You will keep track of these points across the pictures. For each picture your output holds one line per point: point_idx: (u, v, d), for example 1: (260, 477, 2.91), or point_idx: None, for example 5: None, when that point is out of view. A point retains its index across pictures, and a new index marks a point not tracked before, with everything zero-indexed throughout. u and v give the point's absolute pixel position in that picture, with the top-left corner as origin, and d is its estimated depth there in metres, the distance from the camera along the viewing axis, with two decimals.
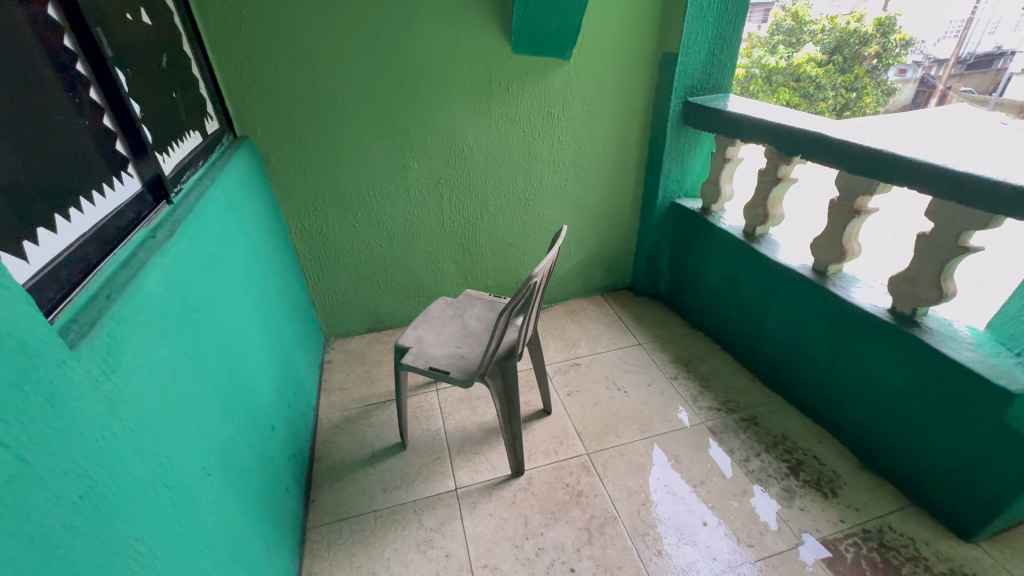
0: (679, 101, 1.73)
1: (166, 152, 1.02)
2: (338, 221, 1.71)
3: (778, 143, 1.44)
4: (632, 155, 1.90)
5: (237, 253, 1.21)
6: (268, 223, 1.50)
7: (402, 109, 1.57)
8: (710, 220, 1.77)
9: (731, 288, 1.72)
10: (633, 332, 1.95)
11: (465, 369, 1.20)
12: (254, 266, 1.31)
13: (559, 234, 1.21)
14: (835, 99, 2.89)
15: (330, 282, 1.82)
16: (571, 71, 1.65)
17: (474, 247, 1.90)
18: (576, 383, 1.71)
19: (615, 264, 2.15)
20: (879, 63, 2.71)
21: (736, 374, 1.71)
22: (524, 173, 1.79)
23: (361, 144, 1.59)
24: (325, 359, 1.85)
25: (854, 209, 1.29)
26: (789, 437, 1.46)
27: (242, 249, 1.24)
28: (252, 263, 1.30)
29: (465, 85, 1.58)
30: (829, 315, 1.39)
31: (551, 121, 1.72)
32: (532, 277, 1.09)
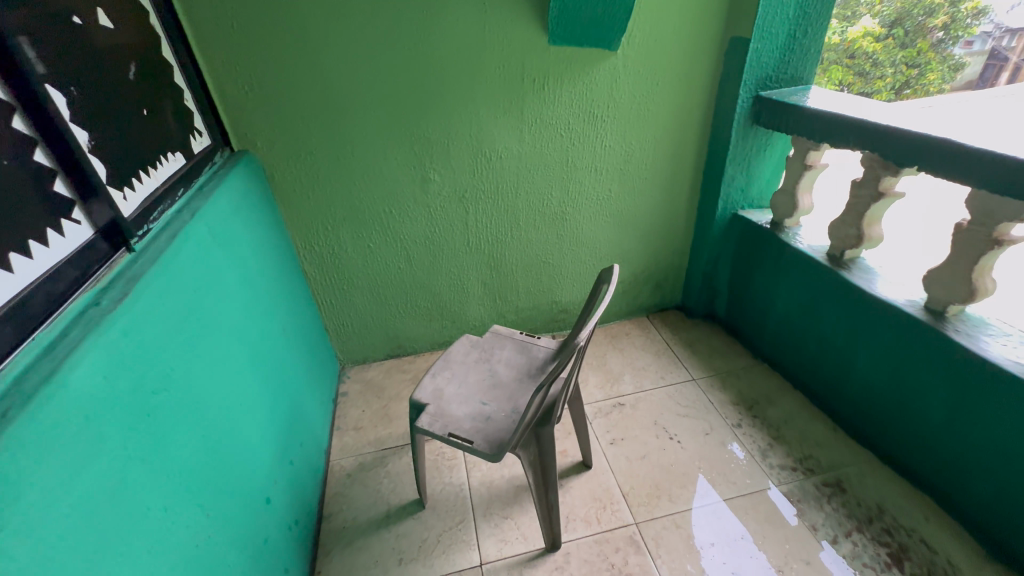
0: (749, 97, 1.44)
1: (131, 186, 0.83)
2: (351, 240, 1.52)
3: (882, 150, 1.14)
4: (688, 160, 1.63)
5: (228, 294, 1.03)
6: (272, 250, 1.32)
7: (421, 114, 1.36)
8: (782, 237, 1.49)
9: (810, 320, 1.45)
10: (685, 364, 1.70)
11: (492, 442, 0.99)
12: (252, 304, 1.14)
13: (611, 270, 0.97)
14: (892, 84, 1.49)
15: (346, 307, 1.65)
16: (619, 63, 1.39)
17: (503, 266, 1.69)
18: (620, 429, 1.48)
19: (663, 283, 1.89)
20: (949, 43, 1.38)
21: (813, 421, 1.44)
22: (562, 183, 1.55)
23: (375, 155, 1.39)
24: (341, 391, 1.69)
25: (994, 239, 0.99)
26: (888, 511, 1.20)
27: (234, 289, 1.06)
28: (250, 303, 1.13)
29: (493, 83, 1.35)
30: (948, 368, 1.10)
31: (594, 122, 1.47)
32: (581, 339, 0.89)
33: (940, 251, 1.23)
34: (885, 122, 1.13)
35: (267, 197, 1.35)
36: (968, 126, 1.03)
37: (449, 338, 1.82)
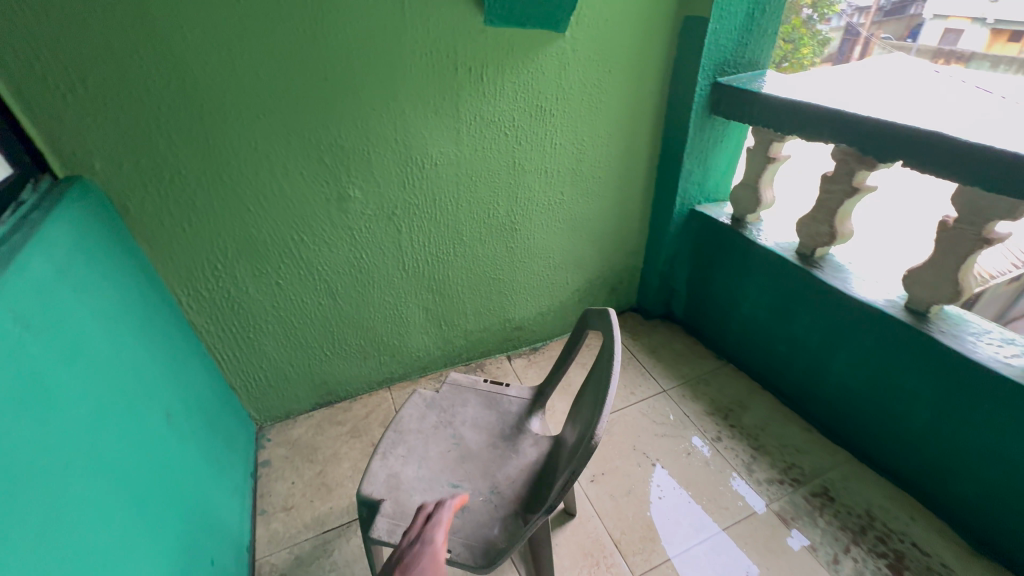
0: (707, 83, 1.31)
1: None
2: (252, 280, 1.19)
3: (860, 143, 1.04)
4: (642, 154, 1.48)
5: (62, 406, 0.70)
6: (130, 310, 0.97)
7: (330, 117, 1.06)
8: (746, 234, 1.40)
9: (779, 320, 1.38)
10: (652, 374, 1.59)
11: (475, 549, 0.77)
12: (104, 404, 0.80)
13: (608, 312, 0.78)
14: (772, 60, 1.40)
15: (255, 359, 1.32)
16: (568, 48, 1.18)
17: (447, 288, 1.45)
18: (599, 462, 1.33)
19: (619, 286, 1.76)
20: (818, 19, 1.30)
21: (788, 424, 1.40)
22: (509, 190, 1.33)
23: (273, 171, 1.07)
24: (261, 461, 1.37)
25: (981, 238, 0.94)
26: (877, 516, 1.16)
27: (70, 392, 0.73)
28: (100, 404, 0.79)
29: (419, 74, 1.08)
30: (930, 369, 1.07)
31: (543, 118, 1.26)
32: (598, 442, 0.68)
33: (916, 249, 1.18)
34: (863, 113, 1.02)
35: (120, 239, 0.98)
36: (951, 118, 0.96)
37: (389, 375, 1.56)
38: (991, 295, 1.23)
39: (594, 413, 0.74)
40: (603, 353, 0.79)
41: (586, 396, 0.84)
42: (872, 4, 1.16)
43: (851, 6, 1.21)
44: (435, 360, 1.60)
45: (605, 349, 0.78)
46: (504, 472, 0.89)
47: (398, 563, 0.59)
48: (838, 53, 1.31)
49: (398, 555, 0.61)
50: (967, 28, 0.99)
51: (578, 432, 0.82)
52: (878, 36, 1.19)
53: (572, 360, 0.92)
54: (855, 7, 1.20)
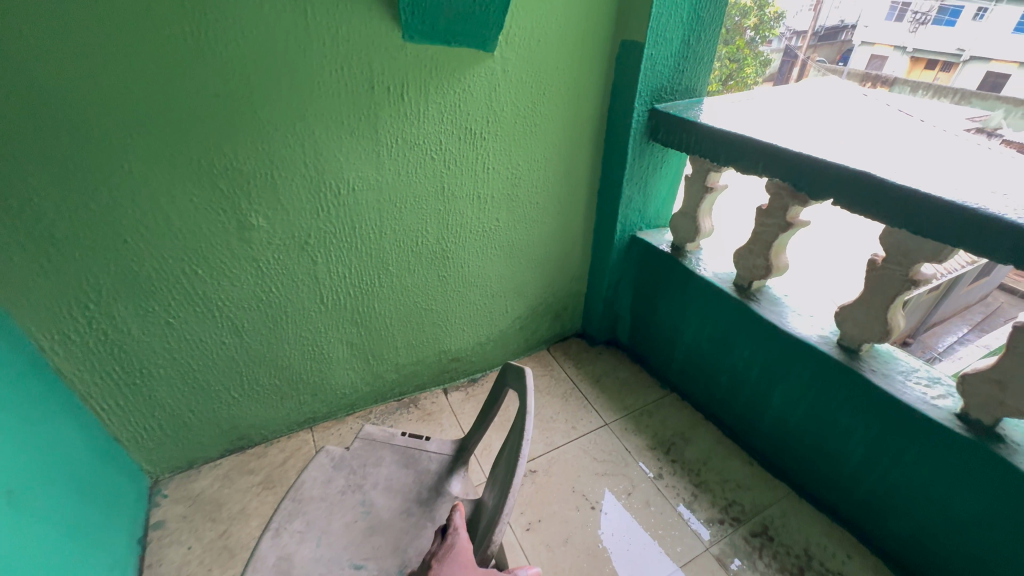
0: (644, 110, 1.28)
1: None
2: (135, 320, 1.03)
3: (791, 178, 1.02)
4: (582, 179, 1.43)
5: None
6: None
7: (223, 137, 0.93)
8: (685, 264, 1.37)
9: (719, 352, 1.35)
10: (595, 406, 1.53)
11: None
12: None
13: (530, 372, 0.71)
14: (717, 78, 1.36)
15: (145, 408, 1.15)
16: (499, 69, 1.11)
17: (374, 320, 1.33)
18: (536, 507, 1.25)
19: (562, 312, 1.70)
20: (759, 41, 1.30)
21: (728, 457, 1.37)
22: (438, 216, 1.24)
23: (155, 197, 0.93)
24: (152, 524, 1.19)
25: (908, 279, 0.93)
26: (815, 555, 1.14)
27: None
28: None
29: (329, 92, 0.97)
30: (863, 407, 1.05)
31: (473, 142, 1.17)
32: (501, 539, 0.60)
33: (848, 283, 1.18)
34: (793, 147, 1.00)
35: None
36: (878, 155, 0.94)
37: (310, 415, 1.42)
38: (914, 304, 1.20)
39: (503, 493, 0.66)
40: (519, 416, 0.70)
41: (503, 460, 0.75)
42: (807, 29, 1.22)
43: (790, 31, 1.26)
44: (363, 397, 1.47)
45: (520, 415, 0.70)
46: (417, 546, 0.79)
47: (433, 561, 0.59)
48: (778, 73, 1.36)
49: (431, 556, 0.60)
50: (891, 54, 1.10)
51: (494, 503, 0.73)
52: (812, 59, 1.27)
53: (495, 415, 0.85)
54: (793, 32, 1.26)
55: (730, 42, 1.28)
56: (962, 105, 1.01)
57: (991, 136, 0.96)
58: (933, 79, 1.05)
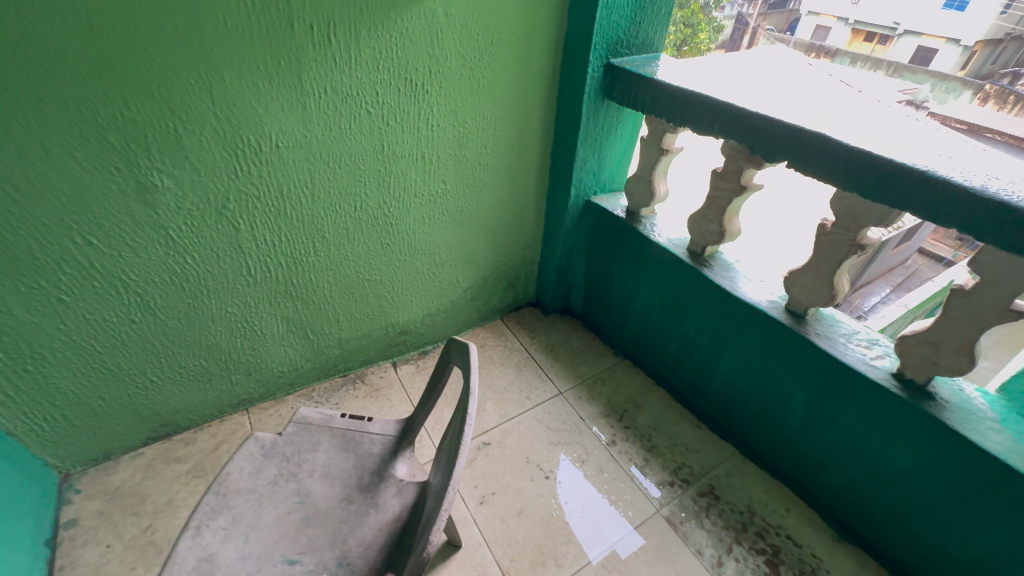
0: (599, 65, 1.20)
1: None
2: (15, 299, 0.88)
3: (747, 140, 0.99)
4: (535, 139, 1.35)
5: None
6: None
7: (105, 79, 0.77)
8: (640, 229, 1.34)
9: (671, 319, 1.35)
10: (549, 375, 1.51)
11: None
12: None
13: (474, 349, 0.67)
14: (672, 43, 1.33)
15: (41, 397, 1.01)
16: (440, 12, 0.99)
17: (311, 293, 1.23)
18: (490, 480, 1.22)
19: (515, 281, 1.65)
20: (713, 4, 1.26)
21: (678, 421, 1.39)
22: (378, 178, 1.13)
23: (24, 152, 0.77)
24: (62, 523, 1.07)
25: (855, 243, 0.93)
26: (757, 511, 1.19)
27: None
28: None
29: (240, 31, 0.83)
30: (807, 370, 1.08)
31: (413, 95, 1.06)
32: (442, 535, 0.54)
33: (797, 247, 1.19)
34: (751, 108, 0.96)
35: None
36: (833, 117, 0.92)
37: (245, 396, 1.31)
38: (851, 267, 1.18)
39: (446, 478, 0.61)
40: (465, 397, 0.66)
41: (448, 443, 0.70)
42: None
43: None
44: (304, 374, 1.38)
45: (464, 393, 0.64)
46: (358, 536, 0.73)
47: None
48: (731, 40, 1.34)
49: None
50: (833, 26, 1.09)
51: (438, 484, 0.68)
52: (762, 27, 1.23)
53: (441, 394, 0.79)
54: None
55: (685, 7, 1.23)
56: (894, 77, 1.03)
57: (920, 109, 0.95)
58: (870, 51, 1.05)
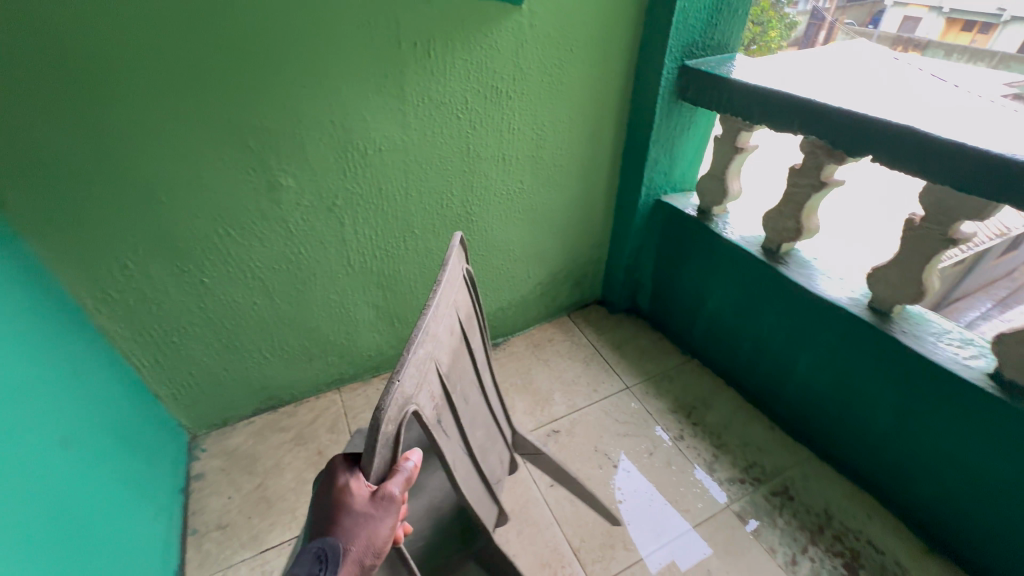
0: (674, 67, 1.24)
1: None
2: (171, 279, 1.06)
3: (829, 135, 0.99)
4: (608, 141, 1.40)
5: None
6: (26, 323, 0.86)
7: (251, 96, 0.92)
8: (712, 227, 1.35)
9: (745, 317, 1.35)
10: (616, 370, 1.55)
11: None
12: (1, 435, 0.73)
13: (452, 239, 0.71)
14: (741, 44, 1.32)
15: (181, 366, 1.19)
16: (526, 24, 1.08)
17: (400, 284, 1.35)
18: (560, 465, 1.28)
19: (583, 279, 1.70)
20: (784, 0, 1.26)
21: (751, 421, 1.38)
22: (463, 178, 1.23)
23: (187, 158, 0.94)
24: (193, 475, 1.26)
25: (948, 238, 0.91)
26: (835, 515, 1.16)
27: None
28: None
29: (357, 49, 0.96)
30: (892, 370, 1.05)
31: (497, 101, 1.15)
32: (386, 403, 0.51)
33: (882, 245, 1.16)
34: (835, 104, 0.97)
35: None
36: (924, 110, 0.91)
37: (338, 375, 1.46)
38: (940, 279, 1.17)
39: (422, 380, 0.58)
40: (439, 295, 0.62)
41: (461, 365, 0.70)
42: None
43: None
44: (388, 359, 1.51)
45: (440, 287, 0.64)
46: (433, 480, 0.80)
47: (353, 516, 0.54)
48: (805, 37, 1.29)
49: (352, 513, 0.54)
50: (925, 16, 1.01)
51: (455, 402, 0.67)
52: (840, 22, 1.18)
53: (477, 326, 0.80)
54: None
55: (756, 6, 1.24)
56: (999, 69, 0.94)
57: None
58: (969, 43, 0.96)
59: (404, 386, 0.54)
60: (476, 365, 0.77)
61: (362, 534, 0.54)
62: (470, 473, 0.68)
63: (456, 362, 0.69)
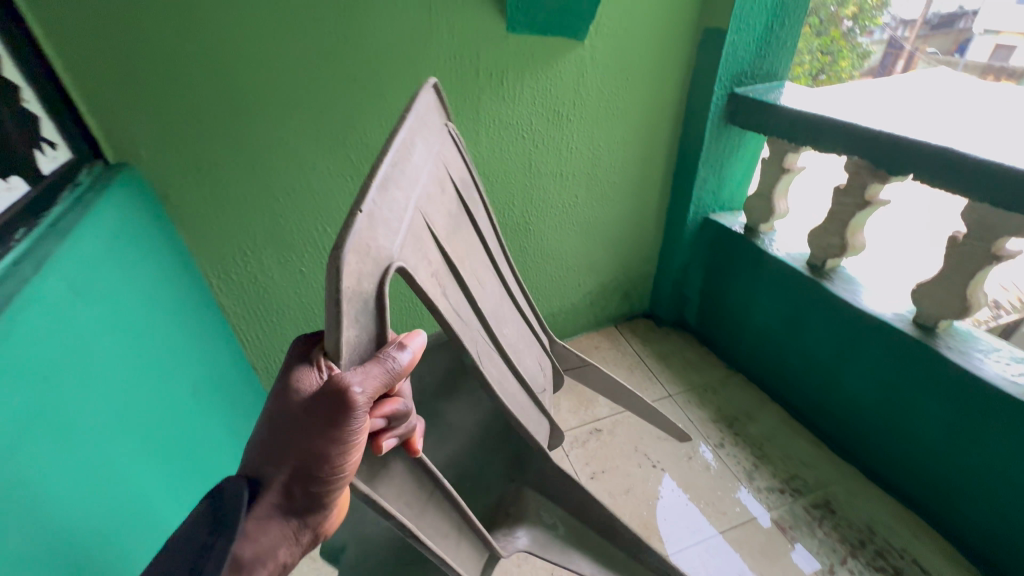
0: (723, 94, 1.34)
1: None
2: (278, 268, 1.26)
3: (872, 155, 1.06)
4: (659, 161, 1.51)
5: (82, 386, 0.71)
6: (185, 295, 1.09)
7: (356, 116, 1.12)
8: (758, 244, 1.41)
9: (791, 332, 1.38)
10: (660, 379, 1.61)
11: (463, 549, 0.70)
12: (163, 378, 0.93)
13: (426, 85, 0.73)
14: (808, 71, 1.41)
15: (276, 344, 1.39)
16: (586, 56, 1.23)
17: None
18: (600, 460, 1.36)
19: (631, 291, 1.78)
20: (858, 31, 1.35)
21: (795, 436, 1.40)
22: (524, 191, 1.38)
23: (301, 165, 1.14)
24: None
25: (991, 254, 0.94)
26: (879, 532, 1.16)
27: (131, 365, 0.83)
28: (149, 383, 0.86)
29: (443, 78, 1.14)
30: (938, 385, 1.06)
31: (558, 122, 1.30)
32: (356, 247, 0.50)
33: (927, 263, 1.19)
34: (878, 127, 1.03)
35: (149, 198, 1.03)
36: (965, 133, 0.96)
37: None
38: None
39: (398, 230, 0.57)
40: (407, 141, 0.63)
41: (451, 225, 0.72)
42: (918, 18, 1.21)
43: (895, 20, 1.26)
44: None
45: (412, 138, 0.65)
46: (476, 416, 0.89)
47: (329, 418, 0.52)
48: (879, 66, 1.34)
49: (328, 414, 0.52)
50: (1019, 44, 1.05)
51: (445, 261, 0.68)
52: (922, 50, 1.24)
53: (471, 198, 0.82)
54: (898, 21, 1.26)
55: (823, 33, 1.36)
56: None
57: None
58: None
59: (376, 235, 0.53)
60: (481, 238, 0.80)
61: (308, 449, 0.54)
62: (475, 337, 0.71)
63: (445, 221, 0.70)
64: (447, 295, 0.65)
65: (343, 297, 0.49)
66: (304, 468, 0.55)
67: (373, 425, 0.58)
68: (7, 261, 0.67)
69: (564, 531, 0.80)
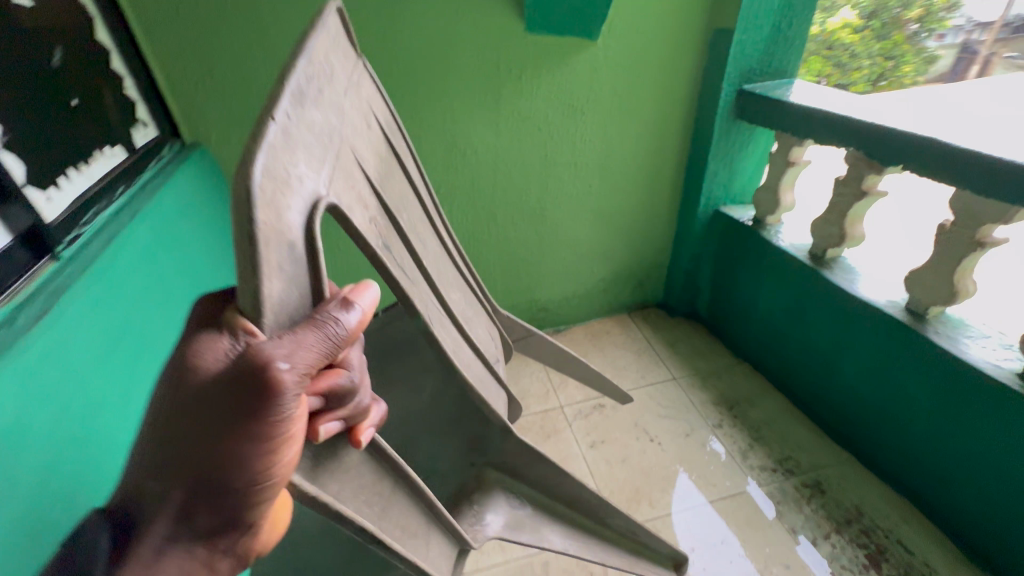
0: (732, 91, 1.41)
1: (74, 170, 0.79)
2: None
3: (867, 146, 1.11)
4: (671, 155, 1.59)
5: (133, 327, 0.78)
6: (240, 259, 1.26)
7: None
8: (764, 235, 1.47)
9: (794, 320, 1.42)
10: (667, 364, 1.68)
11: (431, 545, 0.60)
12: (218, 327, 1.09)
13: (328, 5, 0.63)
14: (868, 76, 1.44)
15: None
16: (599, 55, 1.33)
17: (483, 265, 1.63)
18: (601, 432, 1.45)
19: (644, 281, 1.86)
20: (926, 35, 1.30)
21: (794, 422, 1.44)
22: (541, 179, 1.50)
23: None
24: None
25: (976, 242, 0.98)
26: (867, 513, 1.19)
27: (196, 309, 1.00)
28: None
29: (467, 73, 1.27)
30: (926, 370, 1.09)
31: (571, 115, 1.41)
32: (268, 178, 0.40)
33: (920, 252, 1.24)
34: (873, 121, 1.09)
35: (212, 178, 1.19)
36: (955, 125, 1.00)
37: None
38: None
39: (322, 163, 0.51)
40: (318, 55, 0.56)
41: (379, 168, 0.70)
42: (994, 21, 1.11)
43: (970, 22, 1.18)
44: None
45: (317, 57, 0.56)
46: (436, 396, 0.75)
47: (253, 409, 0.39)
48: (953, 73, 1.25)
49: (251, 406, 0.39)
50: None
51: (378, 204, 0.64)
52: (999, 54, 1.13)
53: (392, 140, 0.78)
54: (974, 24, 1.17)
55: (884, 37, 1.39)
56: None
57: None
58: None
59: (300, 166, 0.46)
60: (413, 191, 0.81)
61: (223, 449, 0.40)
62: (431, 302, 0.68)
63: (372, 164, 0.66)
64: (393, 250, 0.63)
65: (259, 235, 0.37)
66: (219, 479, 0.41)
67: (310, 406, 0.45)
68: (113, 211, 0.85)
69: (534, 507, 0.75)
